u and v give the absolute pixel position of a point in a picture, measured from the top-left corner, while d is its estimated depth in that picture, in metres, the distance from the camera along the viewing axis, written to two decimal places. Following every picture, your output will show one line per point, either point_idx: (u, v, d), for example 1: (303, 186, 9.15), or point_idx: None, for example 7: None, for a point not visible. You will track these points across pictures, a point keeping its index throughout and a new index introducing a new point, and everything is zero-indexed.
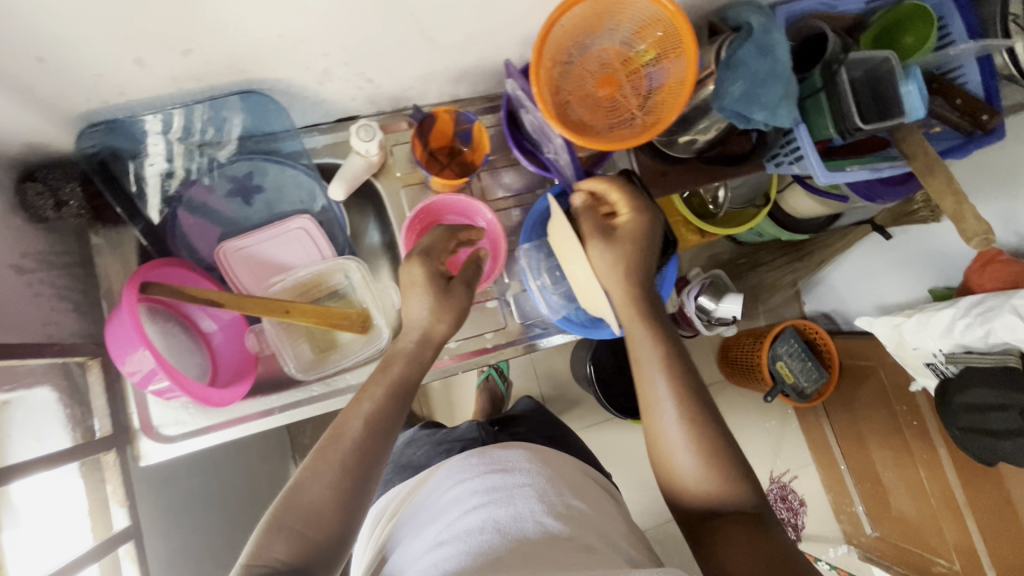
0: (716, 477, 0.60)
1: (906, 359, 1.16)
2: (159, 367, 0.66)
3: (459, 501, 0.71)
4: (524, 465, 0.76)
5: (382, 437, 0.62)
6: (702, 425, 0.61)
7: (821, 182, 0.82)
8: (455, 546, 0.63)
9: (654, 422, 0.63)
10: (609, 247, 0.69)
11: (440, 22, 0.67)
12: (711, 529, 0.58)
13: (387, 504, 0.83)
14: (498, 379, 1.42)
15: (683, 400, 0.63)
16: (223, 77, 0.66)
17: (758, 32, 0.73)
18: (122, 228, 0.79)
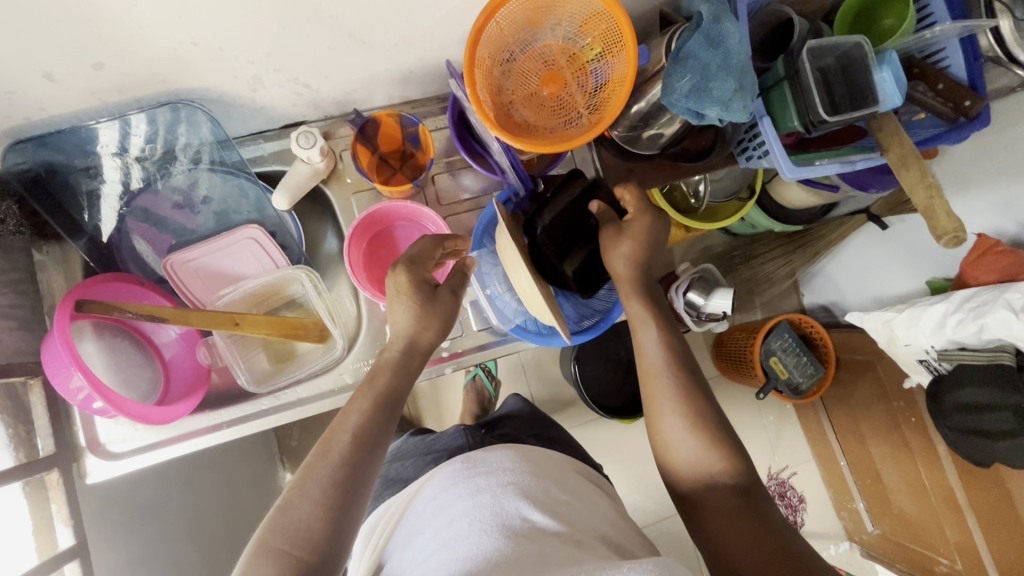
0: (717, 460, 0.61)
1: (898, 355, 1.11)
2: (92, 389, 0.64)
3: (444, 509, 0.68)
4: (506, 464, 0.72)
5: (373, 447, 0.60)
6: (700, 412, 0.63)
7: (788, 178, 0.78)
8: (444, 557, 0.61)
9: (656, 405, 0.64)
10: (613, 244, 0.71)
11: (367, 24, 0.64)
12: (703, 505, 0.60)
13: (376, 520, 0.80)
14: (486, 379, 1.38)
15: (682, 386, 0.64)
16: (147, 88, 0.64)
17: (706, 22, 0.67)
18: (66, 245, 0.79)
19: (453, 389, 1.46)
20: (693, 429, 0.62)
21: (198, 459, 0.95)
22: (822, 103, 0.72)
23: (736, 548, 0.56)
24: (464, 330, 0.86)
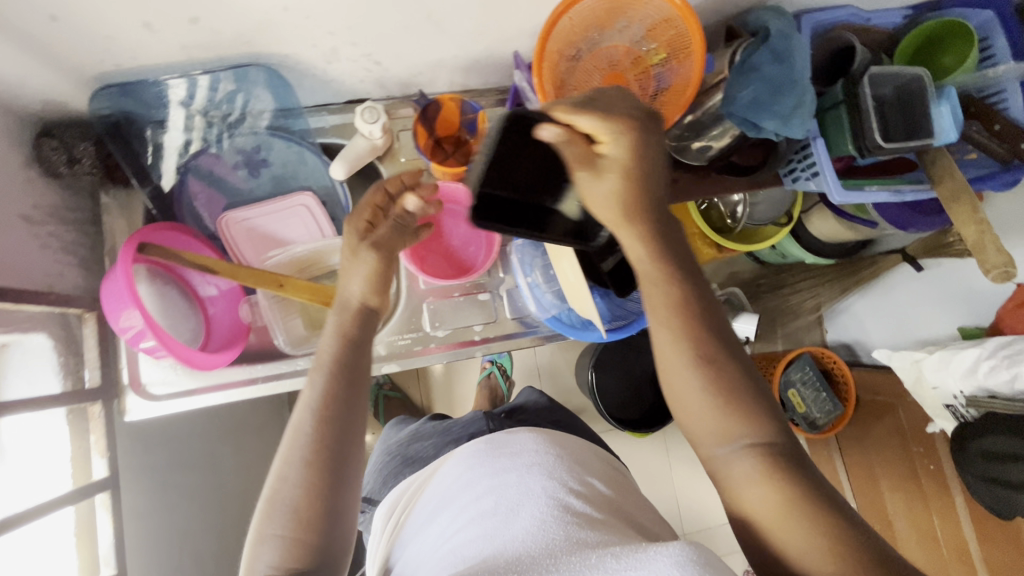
0: (740, 423, 0.49)
1: (925, 399, 1.10)
2: (146, 327, 0.68)
3: (468, 488, 0.69)
4: (532, 447, 0.74)
5: (346, 414, 0.56)
6: (720, 368, 0.50)
7: (836, 201, 0.79)
8: (470, 534, 0.61)
9: (677, 372, 0.51)
10: (591, 187, 0.53)
11: (446, 7, 0.67)
12: (725, 475, 0.49)
13: (399, 496, 0.81)
14: (501, 377, 1.38)
15: (701, 350, 0.51)
16: (233, 48, 0.67)
17: (774, 36, 0.70)
18: (131, 191, 0.82)
19: (466, 382, 1.49)
20: (712, 392, 0.50)
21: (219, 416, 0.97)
22: (878, 130, 0.73)
23: (780, 527, 0.46)
24: (498, 315, 0.87)
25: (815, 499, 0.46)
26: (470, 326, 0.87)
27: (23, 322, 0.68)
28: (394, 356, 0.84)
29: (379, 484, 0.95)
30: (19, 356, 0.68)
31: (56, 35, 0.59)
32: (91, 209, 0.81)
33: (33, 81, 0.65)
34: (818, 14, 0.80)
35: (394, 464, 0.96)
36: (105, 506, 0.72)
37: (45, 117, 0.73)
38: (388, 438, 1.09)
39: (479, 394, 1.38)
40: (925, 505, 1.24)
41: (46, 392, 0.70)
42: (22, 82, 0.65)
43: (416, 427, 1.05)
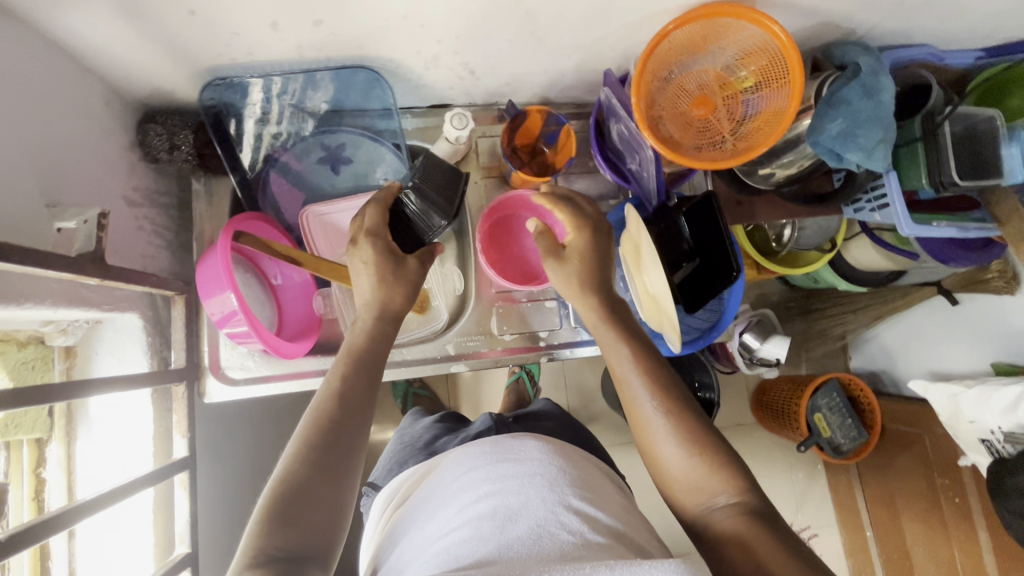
0: (720, 484, 0.57)
1: (959, 432, 1.09)
2: (240, 310, 0.70)
3: (468, 489, 0.60)
4: (536, 453, 0.64)
5: (350, 412, 0.57)
6: (701, 435, 0.59)
7: (904, 234, 0.81)
8: (461, 538, 0.53)
9: (647, 430, 0.61)
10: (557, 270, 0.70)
11: (550, 24, 0.70)
12: (711, 533, 0.55)
13: (397, 488, 0.73)
14: (529, 382, 1.29)
15: (668, 404, 0.61)
16: (344, 49, 0.71)
17: (865, 74, 0.73)
18: (221, 178, 0.84)
19: (494, 385, 1.44)
20: (694, 452, 0.58)
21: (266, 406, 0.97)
22: (955, 167, 0.76)
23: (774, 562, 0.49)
24: (565, 323, 0.90)
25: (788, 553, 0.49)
26: (537, 331, 0.89)
27: (121, 300, 0.69)
28: (464, 356, 0.87)
29: (385, 471, 0.86)
30: (111, 336, 0.71)
31: (189, 29, 0.62)
32: (179, 193, 0.85)
33: (154, 70, 0.68)
34: (906, 48, 0.83)
35: (401, 454, 0.87)
36: (183, 484, 0.71)
37: (153, 103, 0.76)
38: (404, 428, 0.99)
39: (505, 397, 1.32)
40: (947, 538, 1.22)
41: (134, 370, 0.72)
42: (144, 70, 0.68)
43: (433, 420, 0.95)
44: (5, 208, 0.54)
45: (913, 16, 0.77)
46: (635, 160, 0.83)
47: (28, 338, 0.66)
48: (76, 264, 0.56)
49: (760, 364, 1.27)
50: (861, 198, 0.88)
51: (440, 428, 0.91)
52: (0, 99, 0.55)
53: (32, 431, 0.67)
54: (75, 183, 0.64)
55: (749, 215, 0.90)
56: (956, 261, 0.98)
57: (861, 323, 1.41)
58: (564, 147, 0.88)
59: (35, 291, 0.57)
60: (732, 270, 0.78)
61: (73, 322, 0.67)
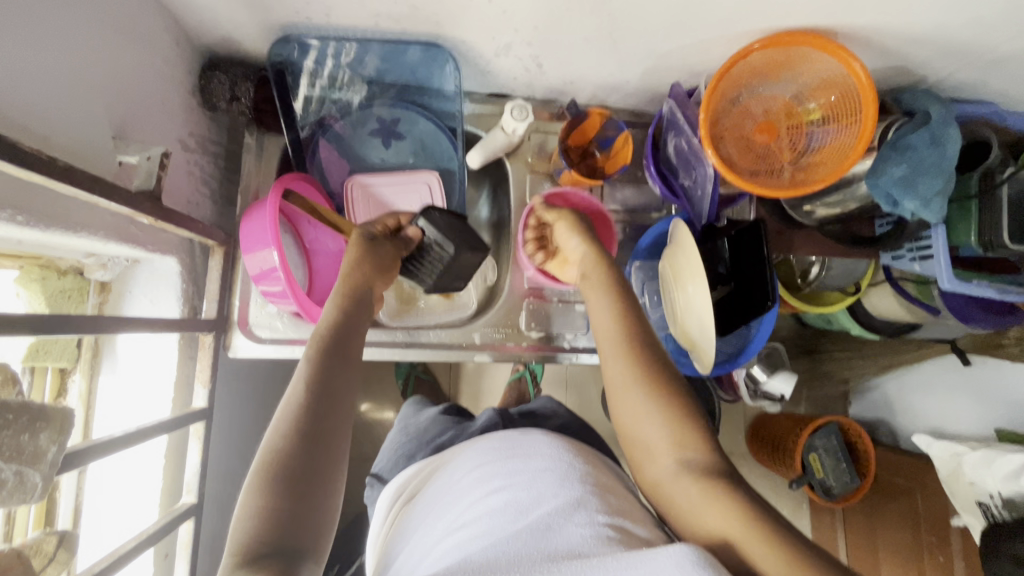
0: (689, 444, 0.57)
1: (956, 492, 1.09)
2: (279, 268, 0.69)
3: (479, 483, 0.60)
4: (549, 449, 0.64)
5: (324, 401, 0.55)
6: (663, 383, 0.60)
7: (942, 288, 0.80)
8: (473, 532, 0.53)
9: (619, 380, 0.61)
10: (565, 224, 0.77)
11: (630, 29, 0.70)
12: (679, 499, 0.56)
13: (405, 481, 0.72)
14: (532, 382, 1.28)
15: (636, 355, 0.62)
16: (419, 25, 0.71)
17: (936, 122, 0.74)
18: (272, 137, 0.84)
19: (497, 378, 1.43)
20: (672, 419, 0.58)
21: (277, 367, 0.96)
22: (1008, 228, 0.74)
23: (754, 546, 0.49)
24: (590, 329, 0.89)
25: (763, 520, 0.50)
26: (563, 333, 0.88)
27: (163, 244, 0.69)
28: (488, 346, 0.87)
29: (391, 462, 0.85)
30: (147, 276, 0.71)
31: None
32: (227, 145, 0.85)
33: (229, 19, 0.68)
34: (969, 104, 0.84)
35: (407, 445, 0.86)
36: (197, 435, 0.71)
37: (219, 52, 0.76)
38: (407, 418, 0.99)
39: (507, 394, 1.30)
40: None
41: (165, 314, 0.72)
42: (218, 17, 0.68)
43: (438, 414, 0.93)
44: (76, 133, 0.54)
45: (986, 73, 0.77)
46: (690, 177, 0.82)
47: (68, 268, 0.65)
48: (134, 200, 0.55)
49: (764, 398, 1.26)
50: (903, 247, 0.87)
51: (448, 420, 0.90)
52: (84, 28, 0.55)
53: (59, 359, 0.66)
54: (139, 120, 0.64)
55: (785, 248, 0.89)
56: (978, 322, 0.98)
57: (867, 370, 1.39)
58: (618, 154, 0.87)
59: (90, 222, 0.56)
60: (766, 297, 0.76)
61: (113, 258, 0.67)
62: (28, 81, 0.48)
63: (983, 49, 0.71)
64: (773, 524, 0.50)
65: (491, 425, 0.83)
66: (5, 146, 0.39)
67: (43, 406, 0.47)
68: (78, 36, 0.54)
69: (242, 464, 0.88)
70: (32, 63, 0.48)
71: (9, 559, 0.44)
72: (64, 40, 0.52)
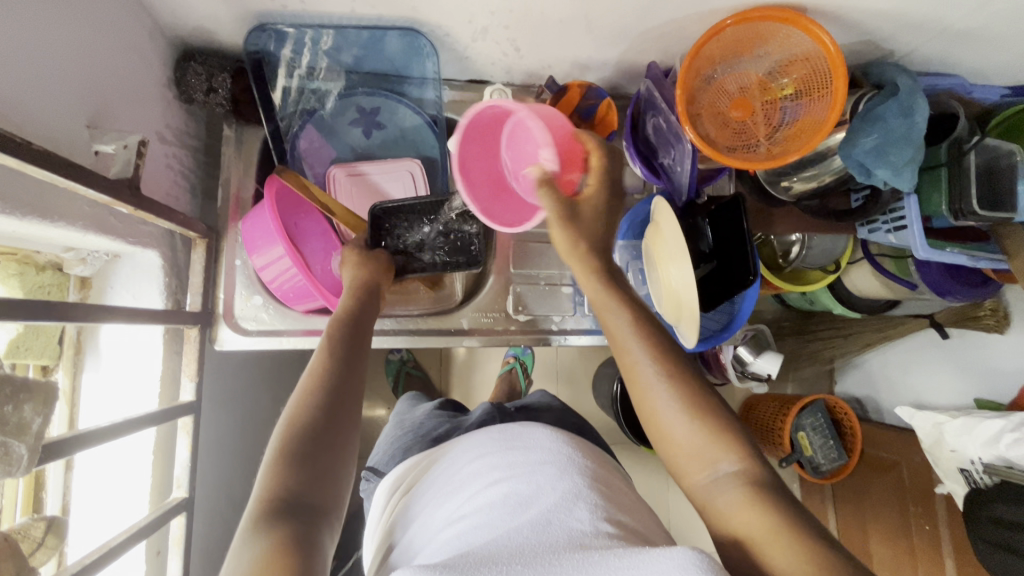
0: (722, 452, 0.56)
1: (940, 461, 1.11)
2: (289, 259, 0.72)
3: (481, 475, 0.60)
4: (547, 442, 0.64)
5: (349, 372, 0.57)
6: (699, 398, 0.59)
7: (918, 256, 0.82)
8: (473, 523, 0.53)
9: (646, 399, 0.60)
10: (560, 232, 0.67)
11: (605, 9, 0.71)
12: (713, 504, 0.54)
13: (402, 475, 0.72)
14: (523, 373, 1.29)
15: (663, 360, 0.60)
16: (396, 10, 0.71)
17: (903, 92, 0.75)
18: (252, 129, 0.83)
19: (488, 371, 1.43)
20: (700, 418, 0.57)
21: (264, 364, 0.95)
22: (976, 196, 0.77)
23: (773, 543, 0.48)
24: (578, 310, 0.90)
25: (790, 517, 0.50)
26: (552, 315, 0.89)
27: (144, 237, 0.69)
28: (477, 331, 0.87)
29: (388, 456, 0.85)
30: (128, 269, 0.70)
31: None
32: (206, 138, 0.84)
33: (201, 7, 0.68)
34: (936, 77, 0.86)
35: (404, 440, 0.86)
36: (185, 429, 0.70)
37: (194, 43, 0.75)
38: (402, 413, 0.99)
39: (498, 386, 1.31)
40: (913, 565, 1.25)
41: (148, 307, 0.71)
42: (190, 6, 0.67)
43: (433, 408, 0.94)
44: (51, 123, 0.54)
45: (952, 45, 0.79)
46: (669, 156, 0.84)
47: (47, 263, 0.64)
48: (113, 188, 0.55)
49: (753, 378, 1.28)
50: (878, 219, 0.89)
51: (444, 415, 0.90)
52: (55, 15, 0.54)
53: (41, 357, 0.65)
54: (115, 111, 0.64)
55: (767, 225, 0.90)
56: (954, 295, 1.00)
57: (851, 349, 1.42)
58: (602, 121, 0.88)
59: (68, 212, 0.56)
60: (748, 273, 0.77)
61: (93, 252, 0.66)
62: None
63: (947, 20, 0.73)
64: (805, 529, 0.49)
65: (487, 420, 0.83)
66: None
67: (26, 379, 0.47)
68: (49, 25, 0.53)
69: (232, 462, 0.87)
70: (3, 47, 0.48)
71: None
72: (33, 27, 0.51)
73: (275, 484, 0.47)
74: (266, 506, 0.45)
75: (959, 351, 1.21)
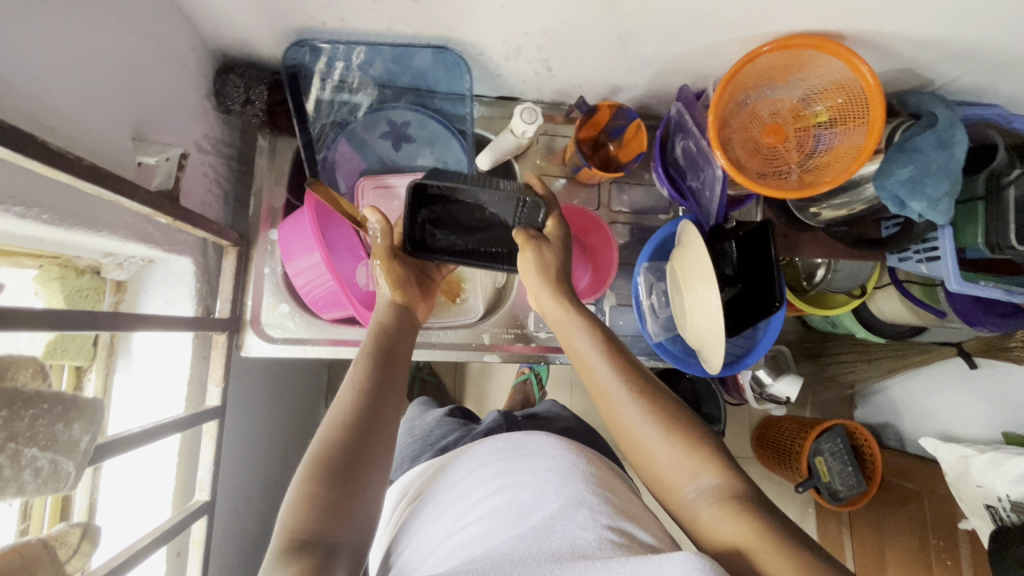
0: (700, 464, 0.56)
1: (964, 496, 1.08)
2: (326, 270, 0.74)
3: (483, 484, 0.60)
4: (550, 448, 0.63)
5: (387, 376, 0.60)
6: (669, 411, 0.60)
7: (950, 288, 0.81)
8: (476, 532, 0.53)
9: (621, 420, 0.61)
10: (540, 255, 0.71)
11: (641, 33, 0.71)
12: (697, 517, 0.55)
13: (409, 483, 0.72)
14: (537, 385, 1.28)
15: (626, 374, 0.62)
16: (432, 29, 0.72)
17: (942, 124, 0.74)
18: (286, 139, 0.85)
19: (502, 380, 1.43)
20: (681, 441, 0.58)
21: (284, 368, 0.96)
22: (1014, 229, 0.74)
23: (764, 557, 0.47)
24: None
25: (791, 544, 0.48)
26: None
27: (179, 244, 0.70)
28: (497, 347, 0.88)
29: (396, 465, 0.87)
30: (162, 275, 0.72)
31: None
32: (240, 147, 0.86)
33: (244, 22, 0.69)
34: (974, 106, 0.84)
35: (412, 448, 0.87)
36: (209, 433, 0.71)
37: (235, 55, 0.77)
38: (416, 417, 1.00)
39: (512, 397, 1.31)
40: None
41: (179, 313, 0.73)
42: (233, 21, 0.69)
43: (444, 414, 0.95)
44: (100, 136, 0.56)
45: (992, 75, 0.78)
46: (698, 179, 0.83)
47: (86, 267, 0.66)
48: (155, 200, 0.56)
49: (770, 401, 1.23)
50: (909, 248, 0.88)
51: (454, 423, 0.91)
52: (106, 31, 0.56)
53: (76, 358, 0.67)
54: (159, 123, 0.66)
55: (795, 250, 0.89)
56: (985, 325, 0.97)
57: (872, 374, 1.38)
58: (630, 142, 0.88)
59: (112, 222, 0.57)
60: (773, 299, 0.76)
61: (129, 258, 0.68)
62: (54, 83, 0.49)
63: (989, 51, 0.72)
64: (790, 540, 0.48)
65: (495, 428, 0.84)
66: (39, 148, 0.40)
67: (76, 398, 0.47)
68: (100, 40, 0.55)
69: (251, 464, 0.88)
70: (57, 66, 0.49)
71: (36, 550, 0.43)
72: (86, 44, 0.53)
73: (315, 488, 0.49)
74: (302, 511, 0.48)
75: (988, 383, 1.18)
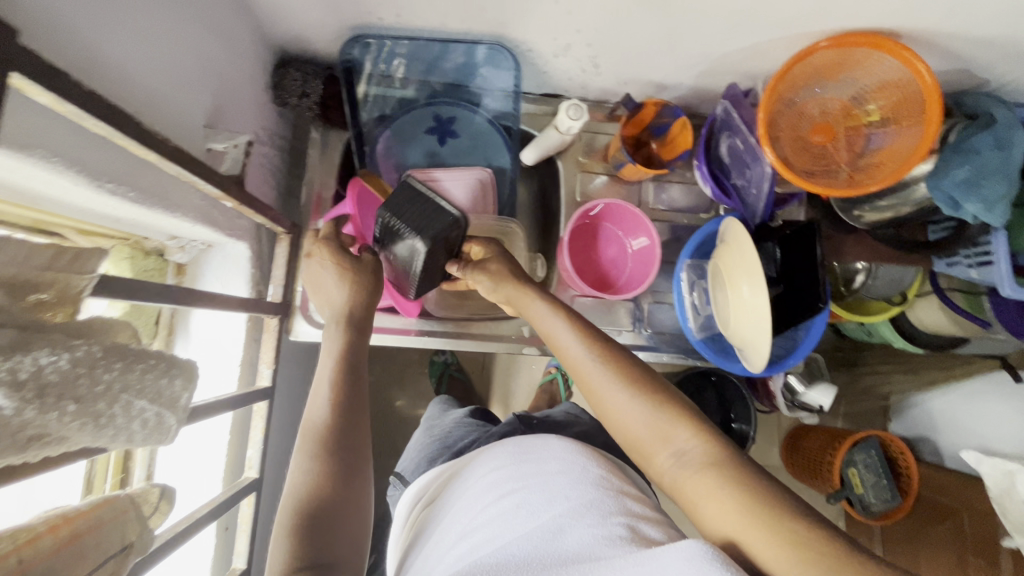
0: (675, 428, 0.56)
1: (1008, 512, 1.04)
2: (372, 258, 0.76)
3: (494, 488, 0.61)
4: (561, 454, 0.64)
5: (354, 370, 0.61)
6: (642, 380, 0.59)
7: (1004, 294, 0.77)
8: (486, 533, 0.54)
9: (600, 402, 0.60)
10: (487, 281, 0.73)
11: (692, 31, 0.72)
12: (680, 485, 0.54)
13: (425, 486, 0.72)
14: (565, 384, 1.29)
15: (596, 356, 0.62)
16: (486, 25, 0.74)
17: (1000, 125, 0.73)
18: (336, 133, 0.88)
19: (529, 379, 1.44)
20: (657, 409, 0.57)
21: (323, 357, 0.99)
22: None
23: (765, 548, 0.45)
24: (636, 326, 0.90)
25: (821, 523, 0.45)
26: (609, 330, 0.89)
27: (236, 230, 0.73)
28: (535, 340, 0.88)
29: (415, 463, 0.88)
30: (219, 258, 0.75)
31: None
32: (292, 140, 0.90)
33: (306, 19, 0.72)
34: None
35: (432, 449, 0.88)
36: (259, 413, 0.74)
37: (294, 51, 0.80)
38: (433, 418, 1.01)
39: (540, 395, 1.31)
40: None
41: (235, 294, 0.76)
42: (296, 18, 0.72)
43: (463, 415, 0.96)
44: (174, 122, 0.59)
45: None
46: (743, 177, 0.83)
47: (152, 249, 0.69)
48: (224, 183, 0.59)
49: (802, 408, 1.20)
50: (959, 253, 0.85)
51: (472, 425, 0.91)
52: (184, 22, 0.59)
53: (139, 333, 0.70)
54: (223, 114, 0.68)
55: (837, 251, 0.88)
56: None
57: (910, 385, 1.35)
58: (674, 139, 0.89)
59: (183, 204, 0.60)
60: (817, 300, 0.76)
61: (191, 241, 0.71)
62: (139, 70, 0.52)
63: None
64: (776, 508, 0.47)
65: (510, 431, 0.83)
66: (137, 129, 0.43)
67: (175, 355, 0.48)
68: (178, 32, 0.58)
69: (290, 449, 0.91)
70: (142, 54, 0.52)
71: (122, 503, 0.45)
72: (166, 35, 0.56)
73: (305, 497, 0.52)
74: (298, 516, 0.51)
75: None
